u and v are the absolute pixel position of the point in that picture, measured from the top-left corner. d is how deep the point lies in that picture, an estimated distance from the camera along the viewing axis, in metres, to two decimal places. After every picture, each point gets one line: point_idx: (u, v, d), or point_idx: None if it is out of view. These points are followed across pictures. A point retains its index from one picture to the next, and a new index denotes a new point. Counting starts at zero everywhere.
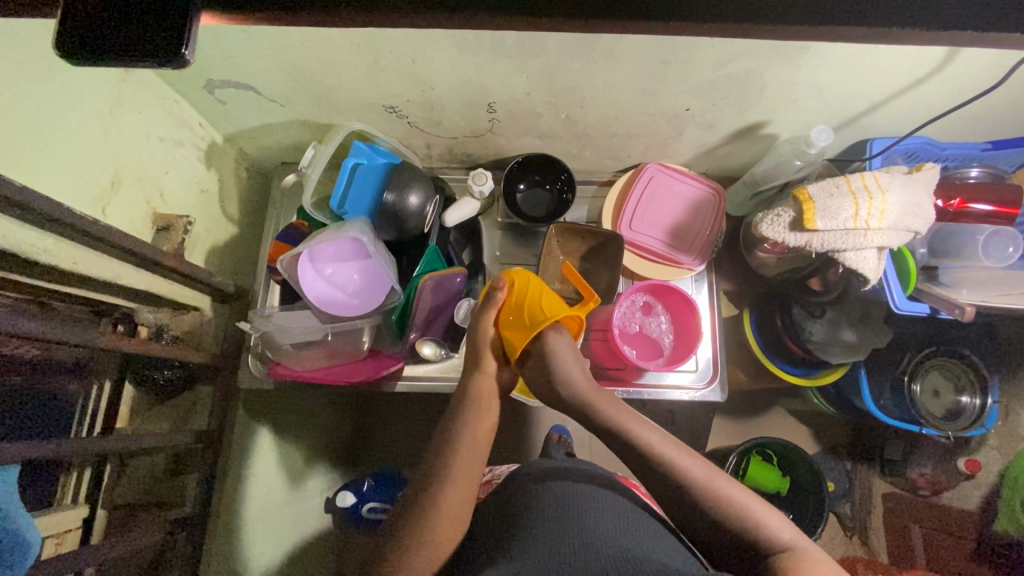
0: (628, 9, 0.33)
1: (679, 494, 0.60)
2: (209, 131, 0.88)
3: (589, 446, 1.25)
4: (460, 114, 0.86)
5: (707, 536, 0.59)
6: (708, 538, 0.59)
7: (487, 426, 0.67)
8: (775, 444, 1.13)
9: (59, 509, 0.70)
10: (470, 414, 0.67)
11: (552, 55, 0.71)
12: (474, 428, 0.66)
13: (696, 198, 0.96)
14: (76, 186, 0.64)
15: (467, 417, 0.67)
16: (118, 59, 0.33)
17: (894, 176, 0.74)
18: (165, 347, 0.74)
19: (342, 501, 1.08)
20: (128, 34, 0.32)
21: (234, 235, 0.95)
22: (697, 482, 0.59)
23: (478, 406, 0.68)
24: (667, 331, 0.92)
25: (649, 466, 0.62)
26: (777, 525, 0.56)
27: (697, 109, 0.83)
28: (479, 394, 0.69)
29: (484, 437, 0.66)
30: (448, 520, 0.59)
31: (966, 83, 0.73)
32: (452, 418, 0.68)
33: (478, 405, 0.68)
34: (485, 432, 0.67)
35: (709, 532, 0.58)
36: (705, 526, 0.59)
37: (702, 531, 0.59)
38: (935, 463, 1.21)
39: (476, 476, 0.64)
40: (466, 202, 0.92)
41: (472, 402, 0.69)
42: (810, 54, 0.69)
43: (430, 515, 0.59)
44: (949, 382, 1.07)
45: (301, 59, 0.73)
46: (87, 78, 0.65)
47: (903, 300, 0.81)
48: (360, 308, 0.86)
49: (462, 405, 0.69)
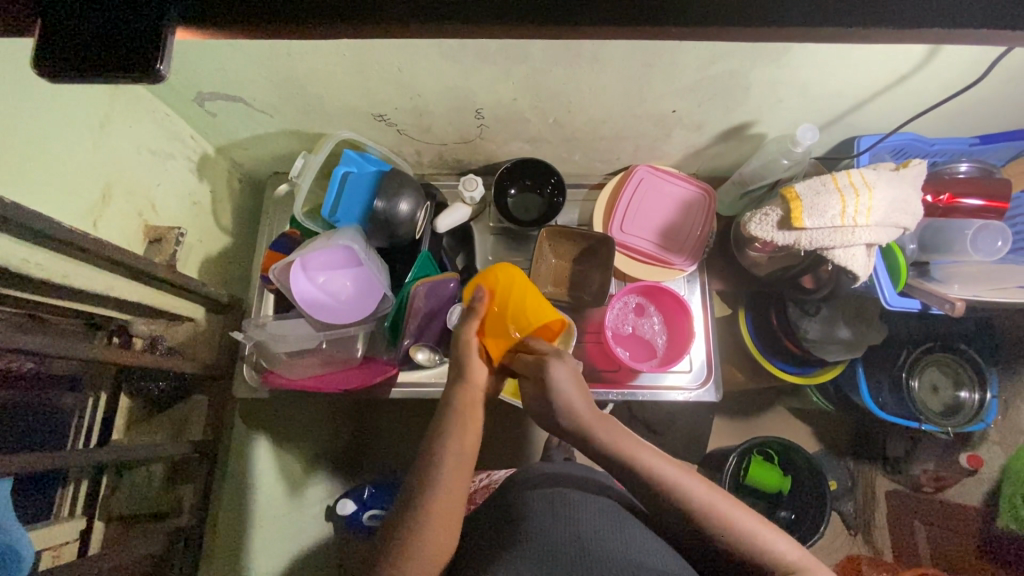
0: (603, 10, 0.33)
1: (670, 502, 0.60)
2: (200, 143, 0.89)
3: (588, 449, 1.25)
4: (448, 120, 0.87)
5: (699, 543, 0.60)
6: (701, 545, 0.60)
7: (473, 441, 0.65)
8: (774, 442, 1.13)
9: (57, 523, 0.71)
10: (453, 428, 0.65)
11: (536, 59, 0.71)
12: (463, 435, 0.64)
13: (685, 198, 0.96)
14: (66, 200, 0.65)
15: (452, 430, 0.65)
16: (94, 73, 0.33)
17: (880, 173, 0.74)
18: (159, 358, 0.75)
19: (342, 509, 1.09)
20: (103, 46, 0.33)
21: (228, 246, 0.95)
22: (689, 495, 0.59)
23: (460, 417, 0.66)
24: (660, 332, 0.93)
25: (644, 478, 0.61)
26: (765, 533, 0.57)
27: (683, 110, 0.83)
28: (461, 407, 0.67)
29: (471, 452, 0.64)
30: (443, 533, 0.58)
31: (950, 79, 0.74)
32: (432, 430, 0.66)
33: (457, 415, 0.66)
34: (469, 445, 0.65)
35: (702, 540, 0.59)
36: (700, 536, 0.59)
37: (696, 540, 0.60)
38: (937, 460, 1.20)
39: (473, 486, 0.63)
40: (456, 207, 0.93)
41: (452, 412, 0.67)
42: (792, 53, 0.69)
43: (422, 525, 0.58)
44: (947, 377, 1.07)
45: (287, 69, 0.74)
46: (77, 94, 0.65)
47: (893, 296, 0.82)
48: (353, 316, 0.86)
49: (442, 417, 0.66)
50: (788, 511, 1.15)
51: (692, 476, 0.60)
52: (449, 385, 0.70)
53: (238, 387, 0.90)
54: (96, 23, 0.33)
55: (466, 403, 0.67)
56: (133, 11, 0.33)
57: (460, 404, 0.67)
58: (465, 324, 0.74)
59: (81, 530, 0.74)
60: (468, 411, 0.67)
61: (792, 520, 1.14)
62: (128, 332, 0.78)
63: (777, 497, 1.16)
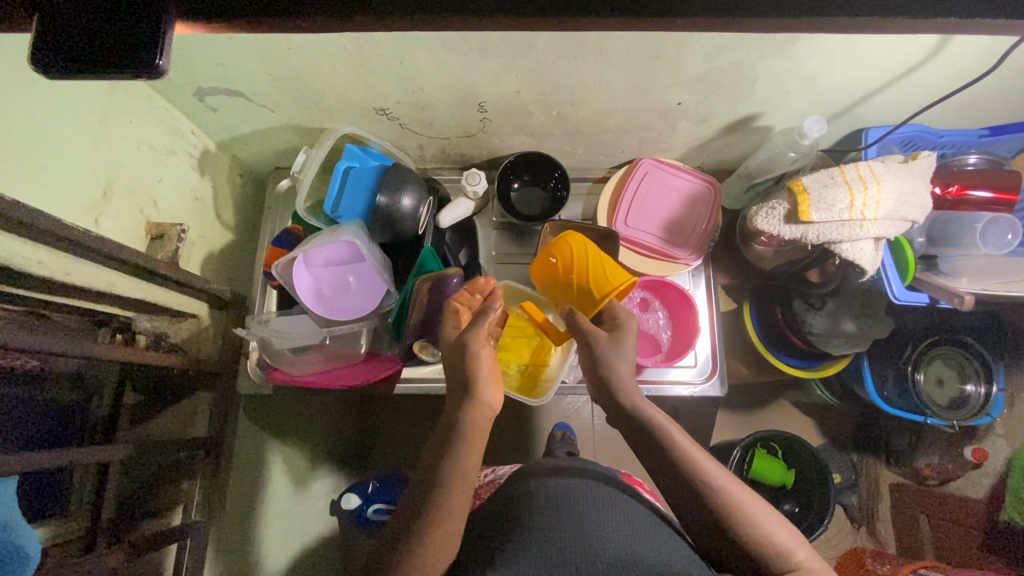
0: (618, 5, 0.33)
1: (682, 501, 0.59)
2: (201, 138, 0.88)
3: (592, 443, 1.25)
4: (451, 114, 0.86)
5: (705, 540, 0.59)
6: (711, 545, 0.59)
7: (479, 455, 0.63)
8: (778, 436, 1.12)
9: (65, 517, 0.71)
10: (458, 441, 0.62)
11: (540, 52, 0.70)
12: (470, 453, 0.61)
13: (691, 191, 0.95)
14: (68, 196, 0.64)
15: (455, 450, 0.61)
16: (83, 72, 0.33)
17: (889, 166, 0.74)
18: (163, 357, 0.74)
19: (347, 503, 1.05)
20: (95, 47, 0.32)
21: (231, 242, 0.95)
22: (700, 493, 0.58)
23: (469, 438, 0.62)
24: (665, 327, 0.92)
25: (662, 469, 0.61)
26: (778, 531, 0.56)
27: (689, 103, 0.82)
28: (470, 427, 0.63)
29: (477, 464, 0.62)
30: (449, 536, 0.58)
31: (960, 70, 0.73)
32: (439, 451, 0.62)
33: (468, 439, 0.62)
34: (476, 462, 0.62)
35: (717, 541, 0.58)
36: (712, 533, 0.58)
37: (704, 540, 0.59)
38: (941, 453, 1.20)
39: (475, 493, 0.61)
40: (461, 202, 0.93)
41: (460, 431, 0.63)
42: (799, 44, 0.68)
43: (429, 528, 0.57)
44: (952, 370, 1.06)
45: (288, 63, 0.73)
46: (77, 90, 0.65)
47: (901, 290, 0.80)
48: (357, 312, 0.85)
49: (449, 438, 0.62)
50: (792, 504, 1.15)
51: (717, 469, 0.59)
52: (455, 407, 0.65)
53: (244, 385, 0.91)
54: (87, 26, 0.32)
55: (474, 426, 0.63)
56: (127, 14, 0.32)
57: (470, 428, 0.63)
58: (472, 331, 0.68)
59: (84, 527, 0.73)
60: (476, 430, 0.63)
61: (796, 513, 1.14)
62: (133, 329, 0.75)
63: (780, 491, 1.16)
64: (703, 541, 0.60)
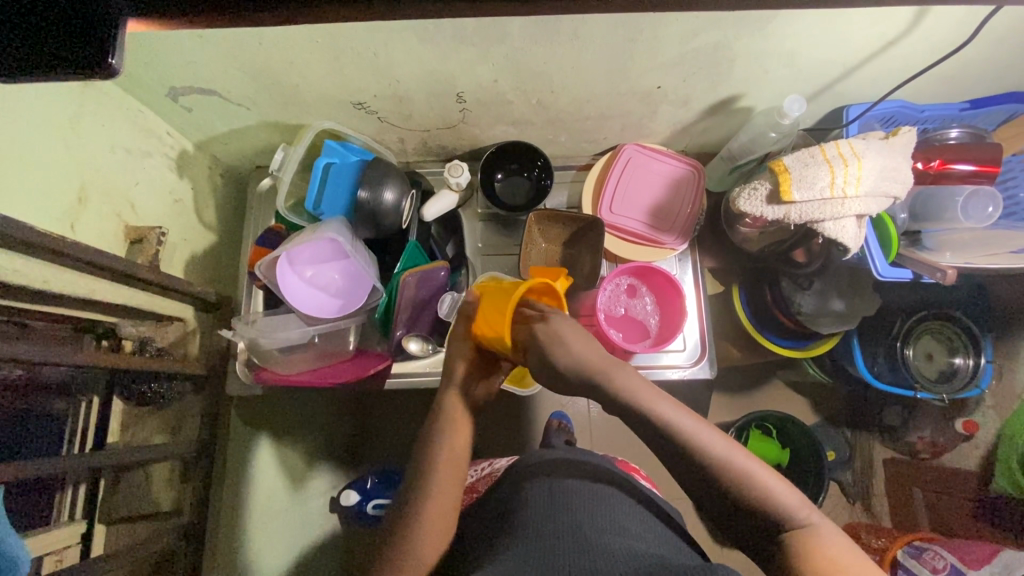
0: None
1: (689, 474, 0.54)
2: (178, 139, 0.87)
3: (588, 431, 1.26)
4: (430, 105, 0.85)
5: (716, 505, 0.54)
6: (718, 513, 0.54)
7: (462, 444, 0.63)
8: (771, 416, 1.15)
9: (52, 527, 0.69)
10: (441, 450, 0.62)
11: (516, 40, 0.69)
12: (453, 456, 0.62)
13: (675, 176, 0.95)
14: (41, 201, 0.63)
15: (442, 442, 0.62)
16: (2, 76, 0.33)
17: (869, 142, 0.74)
18: (149, 360, 0.73)
19: (347, 500, 1.06)
20: (16, 59, 0.32)
21: (214, 243, 0.94)
22: (715, 463, 0.53)
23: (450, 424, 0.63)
24: (652, 313, 0.92)
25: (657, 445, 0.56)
26: (794, 502, 0.51)
27: (668, 86, 0.82)
28: (453, 409, 0.65)
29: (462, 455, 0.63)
30: (430, 545, 0.59)
31: (937, 43, 0.73)
32: (428, 445, 0.63)
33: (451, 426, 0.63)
34: (461, 454, 0.63)
35: (716, 505, 0.54)
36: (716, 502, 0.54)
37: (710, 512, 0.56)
38: (934, 427, 1.20)
39: (456, 496, 0.61)
40: (443, 195, 0.92)
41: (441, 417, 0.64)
42: (775, 23, 0.68)
43: (417, 536, 0.58)
44: (941, 344, 1.07)
45: (260, 59, 0.72)
46: (45, 93, 0.64)
47: (885, 267, 0.81)
48: (343, 308, 0.85)
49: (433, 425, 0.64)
50: None
51: (722, 441, 0.54)
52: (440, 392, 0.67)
53: (233, 386, 0.89)
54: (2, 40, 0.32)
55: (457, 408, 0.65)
56: (59, 24, 0.32)
57: (456, 409, 0.64)
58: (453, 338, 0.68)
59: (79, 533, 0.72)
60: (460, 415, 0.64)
61: None
62: (117, 335, 0.75)
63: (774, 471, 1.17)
64: (704, 511, 0.56)
